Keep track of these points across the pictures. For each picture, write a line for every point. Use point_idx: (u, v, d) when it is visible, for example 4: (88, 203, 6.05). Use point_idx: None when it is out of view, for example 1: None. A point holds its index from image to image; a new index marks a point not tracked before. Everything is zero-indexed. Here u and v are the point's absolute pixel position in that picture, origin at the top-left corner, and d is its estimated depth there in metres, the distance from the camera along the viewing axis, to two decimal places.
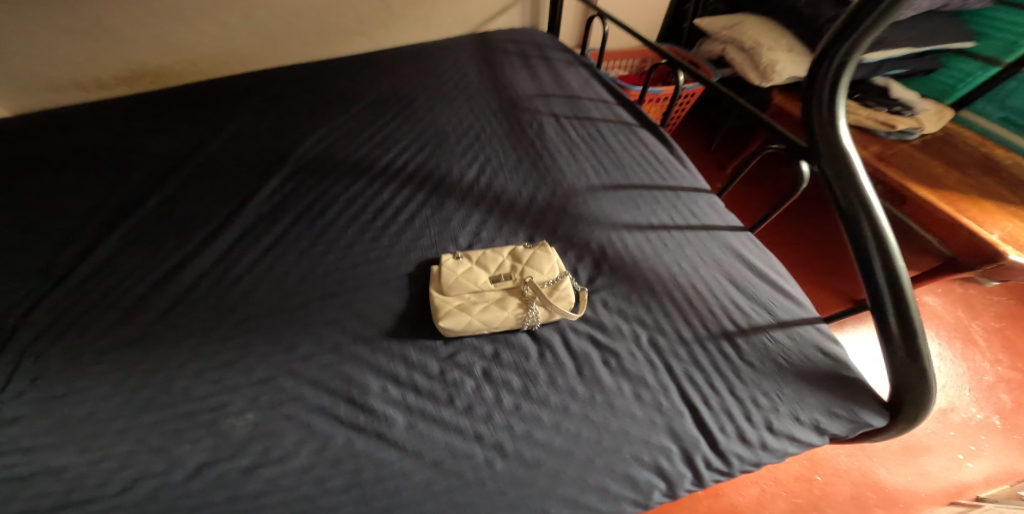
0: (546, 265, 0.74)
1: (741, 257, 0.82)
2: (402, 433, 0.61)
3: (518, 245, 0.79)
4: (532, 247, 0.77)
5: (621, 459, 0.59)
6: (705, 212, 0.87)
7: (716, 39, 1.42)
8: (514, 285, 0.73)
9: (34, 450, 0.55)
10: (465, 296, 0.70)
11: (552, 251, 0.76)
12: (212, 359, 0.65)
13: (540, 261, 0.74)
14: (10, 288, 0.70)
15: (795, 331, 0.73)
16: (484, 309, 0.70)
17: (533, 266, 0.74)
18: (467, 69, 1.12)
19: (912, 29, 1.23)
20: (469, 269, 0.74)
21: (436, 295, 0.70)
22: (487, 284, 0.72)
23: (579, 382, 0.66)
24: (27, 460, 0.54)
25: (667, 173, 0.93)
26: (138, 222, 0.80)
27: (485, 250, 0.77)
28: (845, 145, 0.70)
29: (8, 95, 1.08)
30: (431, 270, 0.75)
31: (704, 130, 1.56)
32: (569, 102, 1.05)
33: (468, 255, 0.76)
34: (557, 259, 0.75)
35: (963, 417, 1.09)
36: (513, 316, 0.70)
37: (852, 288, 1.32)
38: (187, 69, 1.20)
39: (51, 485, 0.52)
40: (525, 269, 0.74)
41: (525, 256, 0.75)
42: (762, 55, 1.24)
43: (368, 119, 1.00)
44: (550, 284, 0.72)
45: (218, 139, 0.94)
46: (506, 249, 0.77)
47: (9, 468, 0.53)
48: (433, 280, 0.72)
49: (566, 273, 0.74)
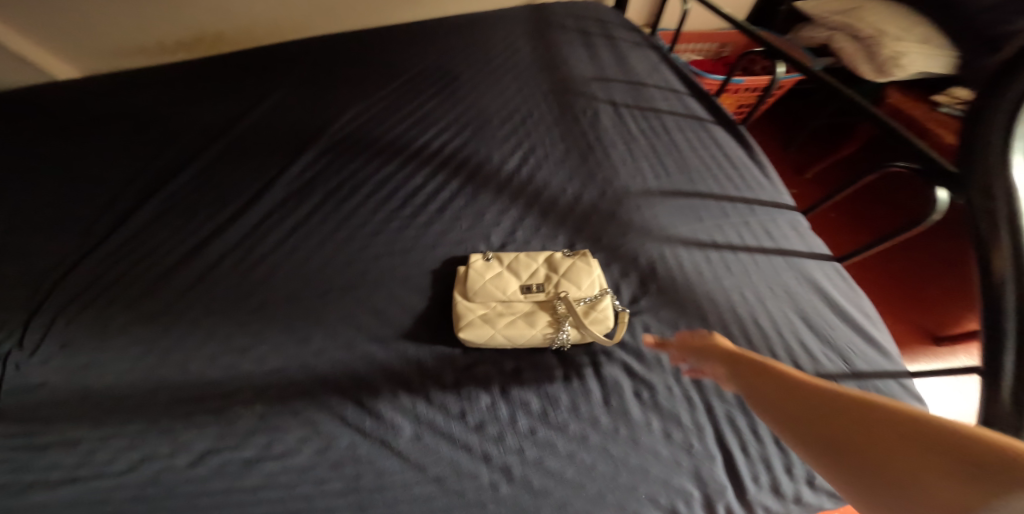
0: (585, 280, 0.65)
1: (820, 289, 0.69)
2: (408, 444, 0.56)
3: (555, 251, 0.70)
4: (572, 256, 0.68)
5: (636, 498, 0.54)
6: (783, 233, 0.74)
7: (821, 25, 1.22)
8: (546, 298, 0.64)
9: (52, 419, 0.56)
10: (491, 305, 0.64)
11: (595, 263, 0.67)
12: (227, 343, 0.63)
13: (578, 275, 0.65)
14: (54, 249, 0.72)
15: (872, 385, 0.61)
16: (510, 323, 0.62)
17: (570, 279, 0.65)
18: (519, 45, 1.02)
19: None
20: (498, 274, 0.66)
21: (460, 300, 0.64)
22: (516, 294, 0.65)
23: (604, 412, 0.60)
24: (45, 429, 0.55)
25: (741, 181, 0.79)
26: (175, 189, 0.79)
27: (519, 254, 0.69)
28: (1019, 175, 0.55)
29: (78, 57, 1.09)
30: (457, 270, 0.68)
31: (788, 127, 1.36)
32: (631, 89, 0.93)
33: (499, 257, 0.68)
34: (598, 274, 0.66)
35: None
36: (541, 335, 0.62)
37: (932, 323, 1.14)
38: (243, 35, 1.18)
39: (62, 458, 0.53)
40: (561, 281, 0.65)
41: (562, 266, 0.67)
42: (885, 45, 1.05)
43: (407, 95, 0.93)
44: (589, 302, 0.63)
45: (259, 108, 0.91)
46: (543, 256, 0.69)
47: (30, 434, 0.55)
48: (458, 283, 0.66)
49: (608, 291, 0.65)
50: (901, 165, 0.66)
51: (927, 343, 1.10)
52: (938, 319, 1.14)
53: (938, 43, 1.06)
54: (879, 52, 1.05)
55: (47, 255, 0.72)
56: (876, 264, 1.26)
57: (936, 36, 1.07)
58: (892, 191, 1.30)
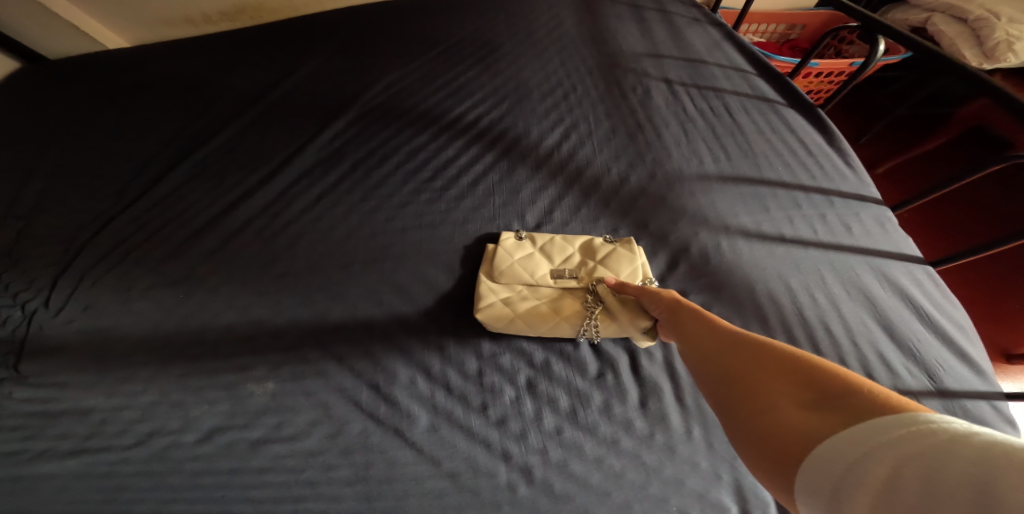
0: (625, 268, 0.58)
1: (905, 294, 0.59)
2: (422, 435, 0.52)
3: (594, 235, 0.64)
4: (613, 241, 0.62)
5: (667, 512, 0.48)
6: (866, 229, 0.65)
7: (915, 7, 1.08)
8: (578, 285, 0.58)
9: (67, 387, 0.57)
10: (516, 289, 0.58)
11: (639, 250, 0.60)
12: (246, 313, 0.61)
13: (616, 262, 0.59)
14: (88, 208, 0.72)
15: (960, 405, 0.52)
16: (533, 310, 0.57)
17: (607, 265, 0.59)
18: (564, 17, 0.95)
19: None
20: (529, 256, 0.61)
21: (484, 280, 0.59)
22: (546, 279, 0.59)
23: (640, 415, 0.54)
24: (62, 396, 0.56)
25: (817, 169, 0.70)
26: (204, 156, 0.77)
27: (555, 235, 0.63)
28: None
29: (124, 26, 1.08)
30: (486, 248, 0.63)
31: (860, 118, 1.23)
32: (688, 66, 0.84)
33: (532, 237, 0.63)
34: (641, 264, 0.59)
35: None
36: (566, 325, 0.57)
37: (1012, 340, 1.00)
38: (284, 5, 1.13)
39: (74, 427, 0.54)
40: (597, 267, 0.59)
41: (601, 252, 0.60)
42: (998, 27, 0.91)
43: (444, 66, 0.88)
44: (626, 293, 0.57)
45: (295, 75, 0.88)
46: (579, 238, 0.62)
47: (46, 400, 0.56)
48: (484, 262, 0.61)
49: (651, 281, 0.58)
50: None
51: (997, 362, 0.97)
52: (1016, 336, 1.00)
53: None
54: (991, 34, 0.91)
55: (79, 214, 0.71)
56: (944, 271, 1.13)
57: None
58: (980, 194, 1.14)
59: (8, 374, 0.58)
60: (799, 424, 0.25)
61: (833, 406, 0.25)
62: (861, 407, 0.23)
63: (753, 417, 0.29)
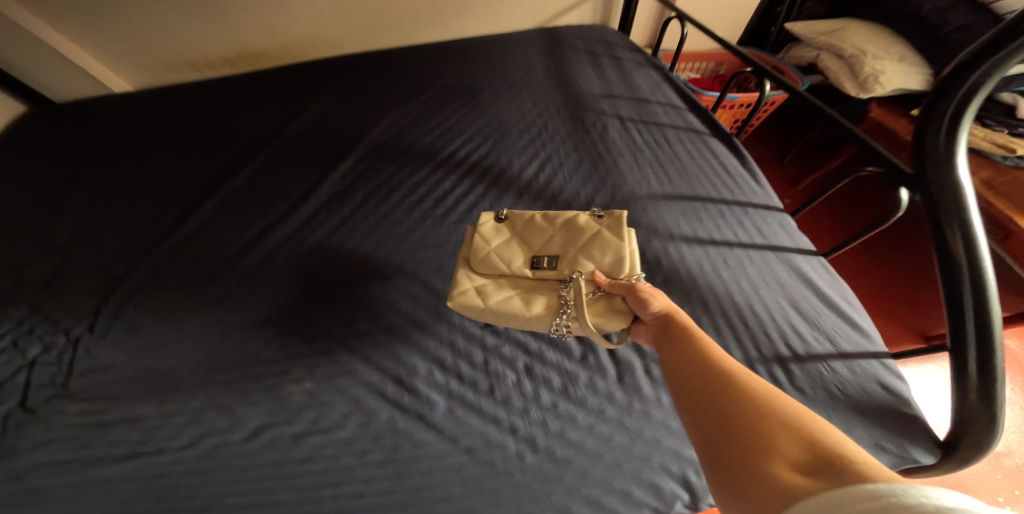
0: (608, 256, 0.65)
1: (810, 281, 0.77)
2: (441, 418, 0.64)
3: (581, 214, 0.72)
4: (601, 220, 0.70)
5: (650, 466, 0.61)
6: (775, 232, 0.82)
7: (809, 45, 1.32)
8: (558, 272, 0.67)
9: (119, 398, 0.65)
10: (498, 276, 0.69)
11: (627, 235, 0.68)
12: (281, 326, 0.72)
13: (597, 247, 0.66)
14: (119, 245, 0.81)
15: (857, 364, 0.69)
16: (507, 298, 0.67)
17: (586, 250, 0.66)
18: (535, 63, 1.12)
19: None
20: (510, 246, 0.70)
21: (471, 267, 0.70)
22: (522, 269, 0.68)
23: (619, 388, 0.67)
24: (114, 407, 0.64)
25: (737, 186, 0.88)
26: (226, 194, 0.87)
27: (540, 224, 0.71)
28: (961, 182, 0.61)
29: (128, 69, 1.16)
30: (475, 230, 0.73)
31: (780, 140, 1.47)
32: (636, 105, 1.02)
33: (517, 227, 0.72)
34: (625, 257, 0.65)
35: (1018, 462, 1.00)
36: (532, 315, 0.66)
37: (929, 323, 1.14)
38: (281, 52, 1.22)
39: (128, 433, 0.62)
40: (576, 253, 0.67)
41: (583, 242, 0.67)
42: (866, 63, 1.13)
43: (435, 109, 1.02)
44: (602, 289, 0.65)
45: (302, 118, 0.99)
46: (565, 218, 0.71)
47: (98, 412, 0.64)
48: (471, 247, 0.71)
49: (638, 275, 0.65)
50: (869, 170, 0.75)
51: (914, 340, 1.12)
52: (928, 319, 1.15)
53: (915, 60, 1.12)
54: (861, 69, 1.14)
55: (113, 249, 0.80)
56: (864, 258, 1.29)
57: (914, 52, 1.13)
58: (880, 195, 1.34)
59: (58, 391, 0.66)
60: (785, 479, 0.33)
61: (821, 472, 0.32)
62: (850, 480, 0.30)
63: (749, 469, 0.35)
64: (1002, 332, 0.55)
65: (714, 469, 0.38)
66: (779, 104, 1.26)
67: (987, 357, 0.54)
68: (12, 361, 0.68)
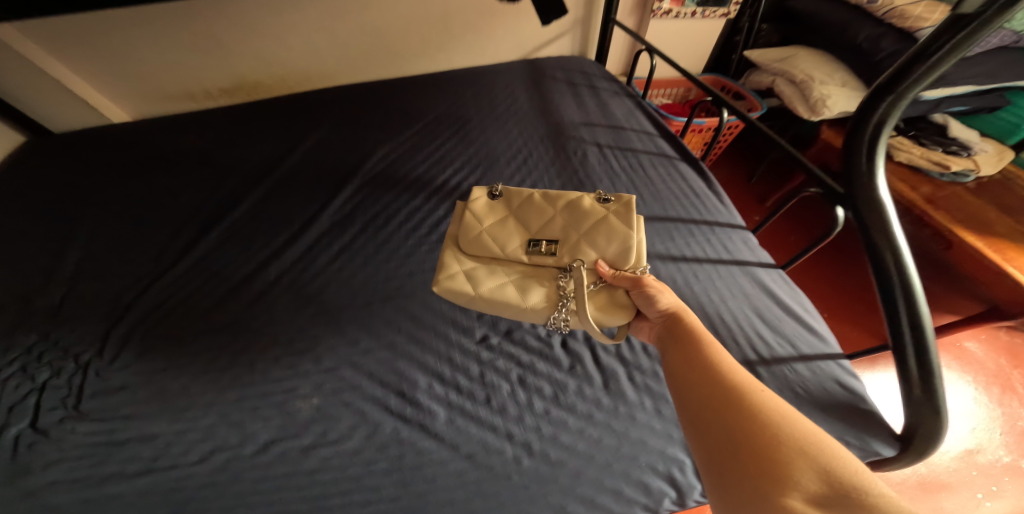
0: (614, 245, 0.73)
1: (770, 292, 0.85)
2: (442, 427, 0.69)
3: (589, 198, 0.79)
4: (610, 207, 0.77)
5: (638, 465, 0.67)
6: (738, 248, 0.91)
7: (766, 71, 1.44)
8: (558, 261, 0.74)
9: (130, 417, 0.68)
10: (495, 256, 0.76)
11: (635, 224, 0.74)
12: (288, 346, 0.76)
13: (604, 236, 0.73)
14: (127, 273, 0.84)
15: (816, 365, 0.77)
16: (503, 283, 0.74)
17: (591, 238, 0.74)
18: (519, 94, 1.20)
19: (982, 64, 1.15)
20: (510, 232, 0.77)
21: (465, 251, 0.78)
22: (520, 254, 0.75)
23: (605, 394, 0.74)
24: (125, 426, 0.67)
25: (704, 207, 0.97)
26: (232, 224, 0.92)
27: (547, 211, 0.78)
28: (882, 197, 0.73)
29: (128, 101, 1.21)
30: (473, 207, 0.81)
31: (746, 161, 1.59)
32: (612, 132, 1.11)
33: (517, 212, 0.80)
34: (631, 247, 0.72)
35: (989, 458, 1.12)
36: (524, 302, 0.72)
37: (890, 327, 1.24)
38: (277, 83, 1.28)
39: (141, 451, 0.65)
40: (580, 239, 0.74)
41: (587, 230, 0.75)
42: (814, 89, 1.26)
43: (427, 139, 1.09)
44: (604, 281, 0.71)
45: (301, 149, 1.06)
46: (570, 202, 0.79)
47: (110, 431, 0.67)
48: (463, 229, 0.79)
49: (642, 268, 0.72)
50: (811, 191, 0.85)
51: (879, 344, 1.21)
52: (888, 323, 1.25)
53: (856, 84, 1.24)
54: (811, 94, 1.26)
55: (121, 278, 0.84)
56: (825, 267, 1.40)
57: (855, 78, 1.26)
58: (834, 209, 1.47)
59: (70, 412, 0.68)
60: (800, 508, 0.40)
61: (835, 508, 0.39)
62: None
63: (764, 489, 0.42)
64: (933, 331, 0.64)
65: (723, 471, 0.45)
66: (741, 128, 1.38)
67: (924, 356, 0.63)
68: (21, 386, 0.70)
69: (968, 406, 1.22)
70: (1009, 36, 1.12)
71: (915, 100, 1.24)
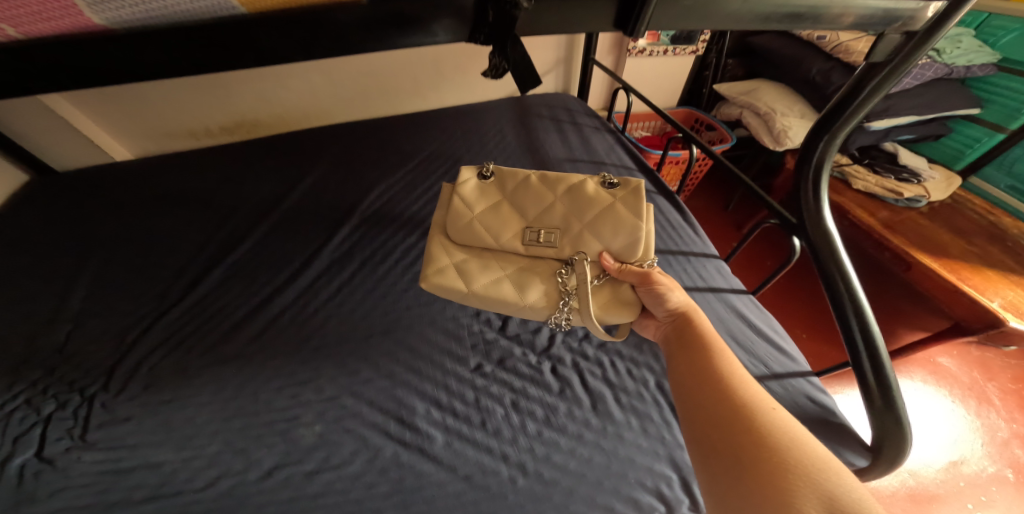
0: (622, 236, 0.78)
1: (743, 316, 0.93)
2: (441, 450, 0.73)
3: (595, 182, 0.84)
4: (616, 192, 0.83)
5: (626, 481, 0.72)
6: (712, 276, 0.99)
7: (733, 103, 1.56)
8: (560, 252, 0.81)
9: (137, 446, 0.71)
10: (491, 249, 0.83)
11: (644, 215, 0.80)
12: (291, 377, 0.80)
13: (611, 226, 0.79)
14: (132, 309, 0.88)
15: (788, 382, 0.83)
16: (501, 279, 0.80)
17: (594, 229, 0.80)
18: (506, 131, 1.29)
19: (919, 96, 1.29)
20: (506, 225, 0.83)
21: (456, 245, 0.84)
22: (518, 246, 0.82)
23: (593, 415, 0.79)
24: (131, 455, 0.70)
25: (680, 238, 1.05)
26: (236, 260, 0.97)
27: (548, 200, 0.84)
28: (828, 225, 0.82)
29: (131, 137, 1.25)
30: (467, 188, 0.86)
31: (721, 191, 1.70)
32: (595, 167, 1.19)
33: (512, 202, 0.85)
34: (637, 237, 0.78)
35: (973, 469, 1.19)
36: (518, 294, 0.79)
37: None
38: (275, 121, 1.34)
39: (148, 478, 0.68)
40: (583, 229, 0.80)
41: (591, 218, 0.80)
42: (777, 120, 1.37)
43: (421, 176, 1.16)
44: (610, 274, 0.79)
45: (300, 188, 1.11)
46: (570, 187, 0.84)
47: (117, 459, 0.69)
48: (450, 222, 0.84)
49: (648, 260, 0.78)
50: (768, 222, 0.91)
51: None
52: None
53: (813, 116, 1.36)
54: (774, 126, 1.37)
55: (128, 313, 0.87)
56: (800, 289, 1.49)
57: (812, 110, 1.38)
58: None
59: (76, 442, 0.71)
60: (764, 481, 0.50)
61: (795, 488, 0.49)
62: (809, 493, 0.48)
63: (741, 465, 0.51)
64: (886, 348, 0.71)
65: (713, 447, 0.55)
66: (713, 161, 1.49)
67: (880, 372, 0.69)
68: (28, 417, 0.73)
69: (948, 417, 1.30)
70: (942, 69, 1.27)
71: (864, 130, 1.36)
